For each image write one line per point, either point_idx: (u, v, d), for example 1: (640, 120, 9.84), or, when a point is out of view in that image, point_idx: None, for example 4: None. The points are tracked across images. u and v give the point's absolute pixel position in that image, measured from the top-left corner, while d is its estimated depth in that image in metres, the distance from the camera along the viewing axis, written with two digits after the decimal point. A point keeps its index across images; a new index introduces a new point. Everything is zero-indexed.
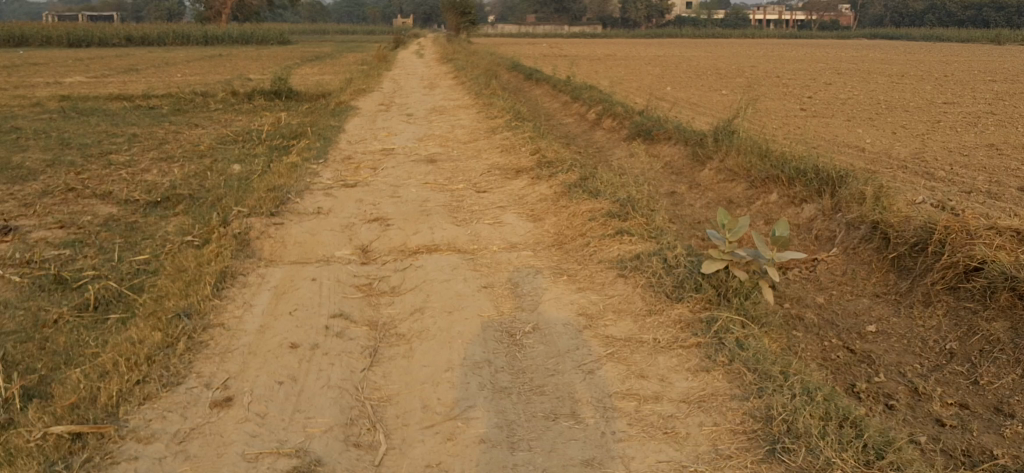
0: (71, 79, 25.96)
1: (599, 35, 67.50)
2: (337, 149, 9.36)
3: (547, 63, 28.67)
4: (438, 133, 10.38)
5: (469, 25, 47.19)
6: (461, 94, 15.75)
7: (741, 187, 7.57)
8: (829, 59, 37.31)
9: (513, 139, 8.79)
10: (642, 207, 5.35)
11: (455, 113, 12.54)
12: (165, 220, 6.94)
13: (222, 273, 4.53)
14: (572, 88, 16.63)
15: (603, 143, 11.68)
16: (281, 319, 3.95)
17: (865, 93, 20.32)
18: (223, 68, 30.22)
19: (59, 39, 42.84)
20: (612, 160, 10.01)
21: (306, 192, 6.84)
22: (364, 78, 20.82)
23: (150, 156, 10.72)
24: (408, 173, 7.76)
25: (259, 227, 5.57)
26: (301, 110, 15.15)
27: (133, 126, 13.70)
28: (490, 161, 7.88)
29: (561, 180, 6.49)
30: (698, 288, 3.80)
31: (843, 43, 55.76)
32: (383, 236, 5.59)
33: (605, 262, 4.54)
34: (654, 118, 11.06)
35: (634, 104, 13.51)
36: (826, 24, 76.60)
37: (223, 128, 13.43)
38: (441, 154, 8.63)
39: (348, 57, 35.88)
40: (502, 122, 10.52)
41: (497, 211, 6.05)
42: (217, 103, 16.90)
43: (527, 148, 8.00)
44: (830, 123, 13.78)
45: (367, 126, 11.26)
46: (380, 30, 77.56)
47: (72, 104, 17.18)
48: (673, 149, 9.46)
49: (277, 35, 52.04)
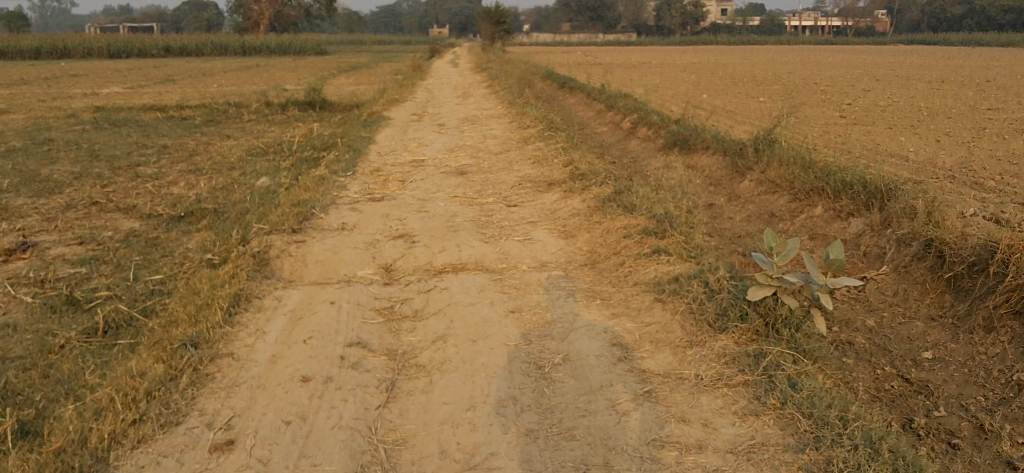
0: (109, 89, 26.21)
1: (634, 42, 67.11)
2: (366, 160, 9.15)
3: (582, 71, 28.35)
4: (469, 144, 10.14)
5: (504, 34, 47.03)
6: (494, 102, 15.52)
7: (783, 201, 7.08)
8: (868, 65, 36.62)
9: (545, 150, 8.51)
10: (682, 222, 5.03)
11: (487, 122, 12.30)
12: (186, 236, 6.77)
13: (235, 296, 4.30)
14: (607, 96, 16.32)
15: (639, 152, 11.36)
16: (295, 347, 3.71)
17: (907, 99, 19.75)
18: (259, 78, 30.38)
19: (100, 50, 43.46)
20: (648, 171, 9.70)
21: (331, 206, 6.62)
22: (398, 87, 20.68)
23: (179, 167, 10.62)
24: (436, 185, 7.52)
25: (279, 245, 5.35)
26: (333, 120, 15.01)
27: (165, 137, 13.66)
28: (521, 173, 7.61)
29: (594, 194, 6.20)
30: (744, 318, 3.47)
31: (882, 48, 54.82)
32: (409, 254, 5.31)
33: (642, 283, 4.22)
34: (691, 126, 10.72)
35: (670, 112, 13.17)
36: (865, 30, 75.41)
37: (253, 139, 13.33)
38: (471, 166, 8.38)
39: (383, 67, 35.92)
40: (534, 132, 10.25)
41: (527, 226, 5.77)
42: (250, 113, 16.85)
43: (560, 160, 7.72)
44: (873, 131, 13.31)
45: (397, 136, 11.07)
46: (416, 39, 77.86)
47: (107, 115, 17.24)
48: (712, 158, 9.12)
49: (313, 44, 52.35)
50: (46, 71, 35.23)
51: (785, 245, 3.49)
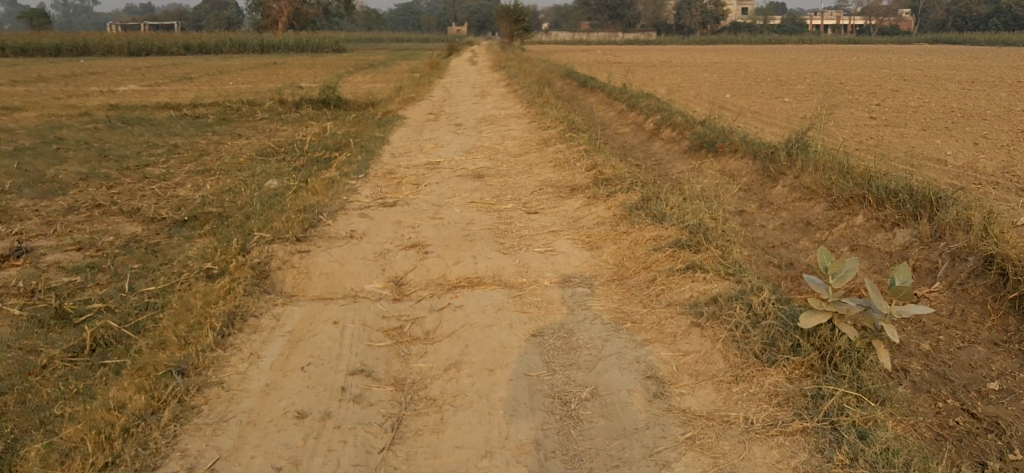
0: (125, 86, 26.04)
1: (654, 41, 66.53)
2: (380, 162, 8.80)
3: (602, 70, 27.90)
4: (486, 145, 9.76)
5: (523, 32, 46.57)
6: (513, 102, 15.14)
7: (819, 208, 6.66)
8: (894, 64, 36.05)
9: (566, 153, 8.12)
10: (717, 233, 4.62)
11: (506, 122, 11.92)
12: (188, 242, 6.43)
13: (229, 315, 3.94)
14: (628, 95, 15.90)
15: (663, 155, 10.96)
16: (291, 375, 3.34)
17: (938, 99, 19.24)
18: (276, 76, 30.18)
19: (119, 48, 43.39)
20: (673, 176, 9.30)
21: (340, 212, 6.27)
22: (415, 85, 20.34)
23: (188, 168, 10.30)
24: (452, 190, 7.15)
25: (282, 256, 5.00)
26: (348, 120, 14.68)
27: (177, 136, 13.36)
28: (541, 177, 7.23)
29: (620, 201, 5.80)
30: (797, 348, 3.05)
31: (906, 48, 54.05)
32: (421, 265, 4.95)
33: (675, 304, 3.82)
34: (718, 128, 10.31)
35: (694, 113, 12.75)
36: (888, 30, 74.44)
37: (267, 138, 13.02)
38: (488, 169, 8.01)
39: (401, 65, 35.60)
40: (555, 133, 9.88)
41: (548, 236, 5.39)
42: (264, 112, 16.56)
43: (582, 163, 7.33)
44: (906, 133, 12.84)
45: (413, 137, 10.72)
46: (435, 38, 77.55)
47: (119, 113, 16.97)
48: (741, 162, 8.70)
49: (331, 42, 52.08)
50: (65, 68, 35.11)
51: (840, 267, 3.07)
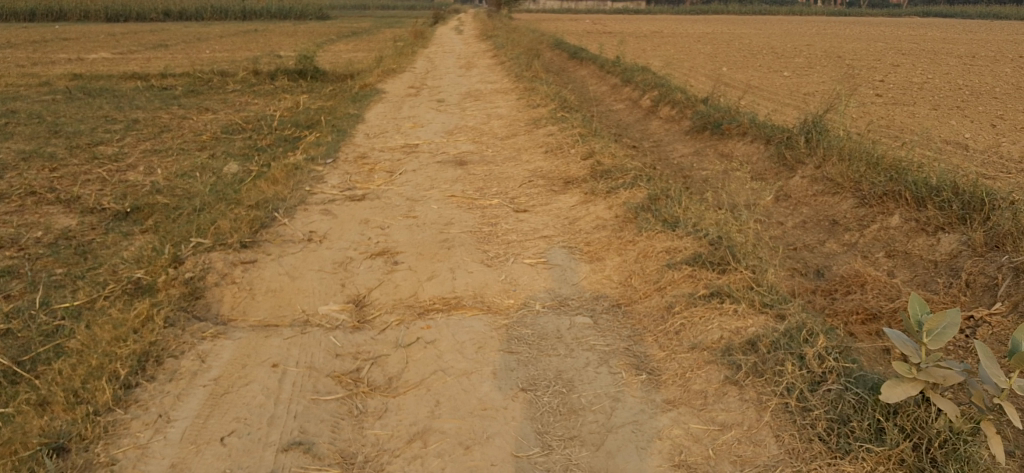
0: (96, 54, 24.91)
1: (645, 11, 65.47)
2: (353, 144, 7.97)
3: (592, 41, 26.96)
4: (470, 125, 8.94)
5: (510, 1, 45.67)
6: (500, 75, 14.27)
7: (847, 206, 5.91)
8: (887, 38, 35.34)
9: (558, 136, 7.32)
10: (744, 246, 3.84)
11: (493, 99, 11.07)
12: (124, 240, 5.58)
13: (138, 357, 3.19)
14: (622, 69, 15.05)
15: (662, 137, 10.16)
16: (204, 452, 2.62)
17: (940, 75, 18.53)
18: (255, 44, 29.05)
19: (96, 13, 42.03)
20: (677, 164, 8.52)
21: (299, 207, 5.46)
22: (398, 55, 19.40)
23: (145, 147, 9.42)
24: (431, 179, 6.35)
25: (222, 268, 4.18)
26: (324, 93, 13.77)
27: (139, 110, 12.44)
28: (530, 165, 6.44)
29: (622, 200, 5.02)
30: (880, 435, 2.35)
31: (898, 20, 53.40)
32: (388, 281, 4.13)
33: (700, 349, 3.04)
34: (722, 108, 9.52)
35: (694, 89, 11.96)
36: (879, 1, 73.49)
37: (235, 113, 12.11)
38: (472, 153, 7.21)
39: (385, 34, 34.48)
40: (545, 112, 9.07)
41: (539, 242, 4.60)
42: (237, 83, 15.62)
43: (577, 150, 6.53)
44: (918, 112, 12.08)
45: (392, 114, 9.88)
46: (422, 5, 76.01)
47: (81, 84, 15.96)
48: (751, 150, 7.95)
49: (315, 9, 50.74)
50: (37, 33, 33.85)
51: (938, 320, 2.46)
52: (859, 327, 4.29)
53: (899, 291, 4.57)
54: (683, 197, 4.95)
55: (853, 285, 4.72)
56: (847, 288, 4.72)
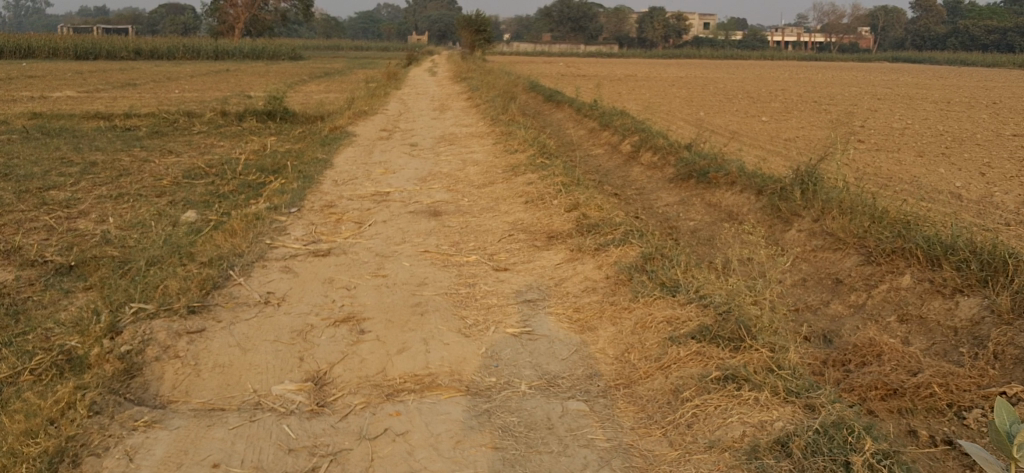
0: (60, 93, 24.27)
1: (618, 55, 65.88)
2: (321, 191, 7.50)
3: (568, 84, 26.78)
4: (446, 171, 8.51)
5: (484, 43, 45.69)
6: (476, 118, 13.90)
7: (851, 263, 5.56)
8: (859, 83, 35.64)
9: (540, 185, 6.90)
10: (758, 320, 3.42)
11: (469, 143, 10.67)
12: (64, 296, 5.03)
13: (51, 457, 2.66)
14: (600, 113, 14.74)
15: (645, 185, 9.79)
16: None
17: (918, 121, 18.47)
18: (225, 84, 28.55)
19: (66, 51, 41.36)
20: (662, 215, 8.14)
21: (257, 264, 4.96)
22: (371, 97, 19.01)
23: (99, 191, 8.85)
24: (403, 231, 5.89)
25: (164, 339, 3.64)
26: (294, 136, 13.30)
27: (98, 152, 11.88)
28: (511, 218, 6.00)
29: (614, 260, 4.59)
30: None
31: (867, 66, 54.13)
32: (352, 355, 3.62)
33: (719, 449, 2.64)
34: (707, 156, 9.20)
35: (676, 135, 11.67)
36: (846, 46, 74.57)
37: (200, 156, 11.59)
38: (448, 203, 6.77)
39: (358, 74, 34.15)
40: (524, 158, 8.67)
41: (523, 308, 4.13)
42: (204, 124, 15.10)
43: (561, 202, 6.11)
44: (902, 159, 11.84)
45: (364, 158, 9.43)
46: (396, 47, 75.96)
47: (40, 123, 15.35)
48: (741, 202, 7.60)
49: (288, 49, 50.42)
50: (2, 71, 33.11)
51: None
52: (879, 404, 3.89)
53: (919, 361, 4.18)
54: (680, 257, 4.52)
55: (869, 355, 4.33)
56: (862, 358, 4.32)
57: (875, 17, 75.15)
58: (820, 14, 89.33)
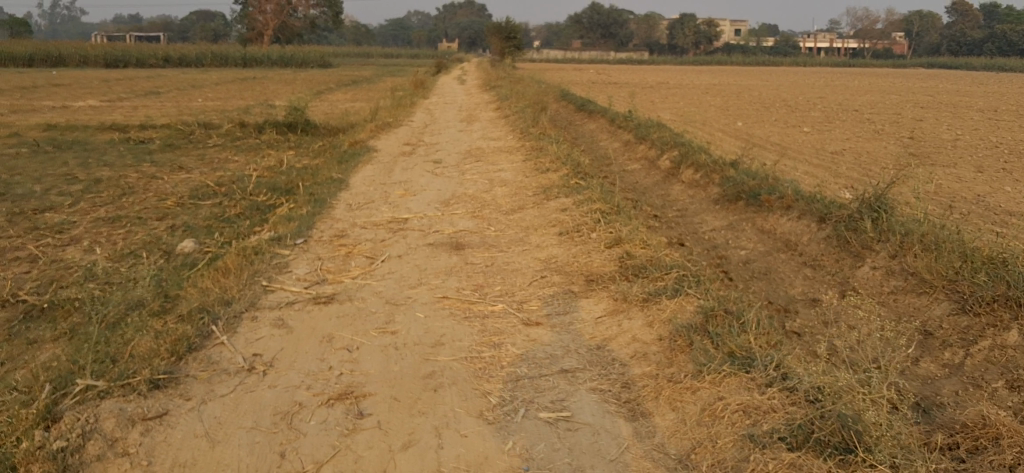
0: (84, 102, 23.93)
1: (647, 61, 64.95)
2: (332, 217, 6.79)
3: (600, 92, 26.02)
4: (470, 193, 7.79)
5: (514, 50, 45.10)
6: (504, 130, 13.19)
7: (941, 311, 4.74)
8: (897, 90, 34.57)
9: (575, 213, 6.14)
10: (871, 421, 2.62)
11: (497, 159, 9.94)
12: (24, 349, 4.35)
13: None
14: (635, 125, 13.96)
15: (687, 206, 9.01)
16: None
17: (968, 132, 17.49)
18: (251, 92, 28.12)
19: (96, 59, 41.20)
20: (710, 243, 7.36)
21: (246, 315, 4.24)
22: (397, 106, 18.35)
23: (98, 213, 8.23)
24: (420, 269, 5.15)
25: (111, 430, 2.98)
26: (313, 150, 12.66)
27: (107, 167, 11.29)
28: (542, 254, 5.25)
29: (667, 317, 3.81)
30: None
31: (903, 72, 52.79)
32: (346, 452, 2.89)
33: None
34: (755, 175, 8.40)
35: (717, 150, 10.89)
36: (879, 52, 73.01)
37: (212, 172, 10.97)
38: (472, 234, 6.03)
39: (385, 82, 33.57)
40: (556, 178, 7.93)
41: (557, 380, 3.36)
42: (221, 136, 14.51)
43: (599, 236, 5.35)
44: (962, 174, 10.94)
45: (383, 178, 8.74)
46: (424, 54, 75.55)
47: (53, 135, 14.83)
48: (800, 230, 6.79)
49: (317, 56, 50.05)
50: (30, 80, 32.94)
51: None
52: None
53: None
54: (749, 313, 3.73)
55: (983, 438, 3.40)
56: (975, 442, 3.40)
57: (910, 22, 73.56)
58: (853, 17, 87.71)
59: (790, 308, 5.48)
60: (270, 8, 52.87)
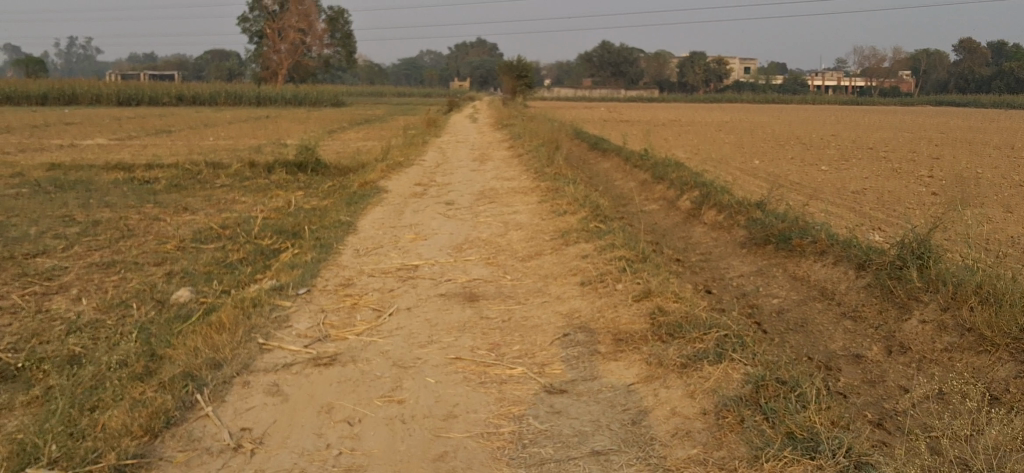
0: (93, 141, 23.77)
1: (659, 99, 64.89)
2: (337, 263, 6.40)
3: (613, 130, 25.71)
4: (483, 236, 7.40)
5: (525, 88, 45.10)
6: (518, 170, 12.83)
7: (1007, 374, 4.31)
8: (912, 127, 34.22)
9: (597, 261, 5.74)
10: None
11: (511, 200, 9.55)
12: None
13: None
14: (652, 164, 13.58)
15: (711, 249, 8.58)
16: None
17: (991, 169, 17.08)
18: (262, 131, 27.94)
19: (109, 98, 41.26)
20: (739, 289, 6.92)
21: (238, 382, 3.84)
22: (408, 145, 18.05)
23: (93, 258, 7.87)
24: (430, 324, 4.73)
25: None
26: (322, 190, 12.31)
27: (108, 209, 10.96)
28: (563, 307, 4.83)
29: (709, 389, 3.38)
30: None
31: (915, 109, 52.51)
32: None
33: None
34: (783, 217, 8.00)
35: (739, 190, 10.51)
36: (890, 90, 72.80)
37: (217, 213, 10.63)
38: (487, 283, 5.62)
39: (397, 121, 33.43)
40: (574, 220, 7.54)
41: (588, 465, 2.93)
42: (228, 176, 14.21)
43: (625, 287, 4.93)
44: (994, 215, 10.49)
45: (393, 220, 8.36)
46: (436, 93, 75.76)
47: (58, 175, 14.55)
48: (837, 277, 6.35)
49: (330, 95, 50.08)
50: (43, 118, 32.90)
51: None
52: None
53: None
54: (802, 383, 3.30)
55: None
56: None
57: (920, 60, 73.37)
58: (863, 56, 87.72)
59: (833, 364, 5.02)
60: (284, 48, 53.08)
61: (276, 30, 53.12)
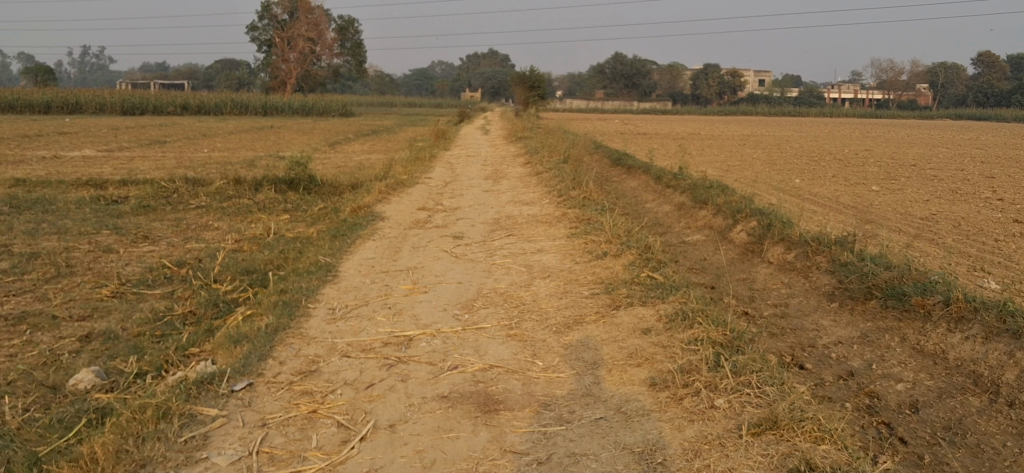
0: (79, 152, 22.06)
1: (673, 112, 63.25)
2: (301, 333, 4.66)
3: (635, 144, 24.00)
4: (503, 288, 5.65)
5: (537, 99, 43.52)
6: (538, 192, 11.10)
7: None
8: (943, 142, 32.46)
9: (668, 347, 4.00)
10: None
11: (534, 234, 7.79)
12: None
13: None
14: (690, 185, 11.85)
15: (787, 299, 6.77)
16: None
17: None
18: (262, 142, 26.29)
19: (113, 106, 39.68)
20: (843, 365, 5.10)
21: None
22: (413, 160, 16.37)
23: (3, 307, 6.11)
24: (425, 463, 3.00)
25: None
26: (311, 214, 10.61)
27: (56, 236, 9.23)
28: (632, 438, 3.05)
29: None
30: None
31: (935, 123, 50.60)
32: None
33: None
34: (888, 266, 6.27)
35: (804, 222, 8.80)
36: (906, 103, 71.00)
37: (182, 243, 8.92)
38: (511, 378, 3.85)
39: (405, 133, 31.76)
40: (620, 270, 5.79)
41: None
42: (207, 195, 12.50)
43: (728, 408, 3.20)
44: None
45: (385, 263, 6.62)
46: (446, 103, 74.24)
47: (17, 193, 12.81)
48: (997, 366, 4.59)
49: (339, 105, 48.50)
50: (39, 128, 31.26)
51: None
52: None
53: None
54: None
55: None
56: None
57: (937, 74, 71.57)
58: (878, 70, 86.07)
59: None
60: (292, 57, 51.55)
61: (285, 39, 51.57)
